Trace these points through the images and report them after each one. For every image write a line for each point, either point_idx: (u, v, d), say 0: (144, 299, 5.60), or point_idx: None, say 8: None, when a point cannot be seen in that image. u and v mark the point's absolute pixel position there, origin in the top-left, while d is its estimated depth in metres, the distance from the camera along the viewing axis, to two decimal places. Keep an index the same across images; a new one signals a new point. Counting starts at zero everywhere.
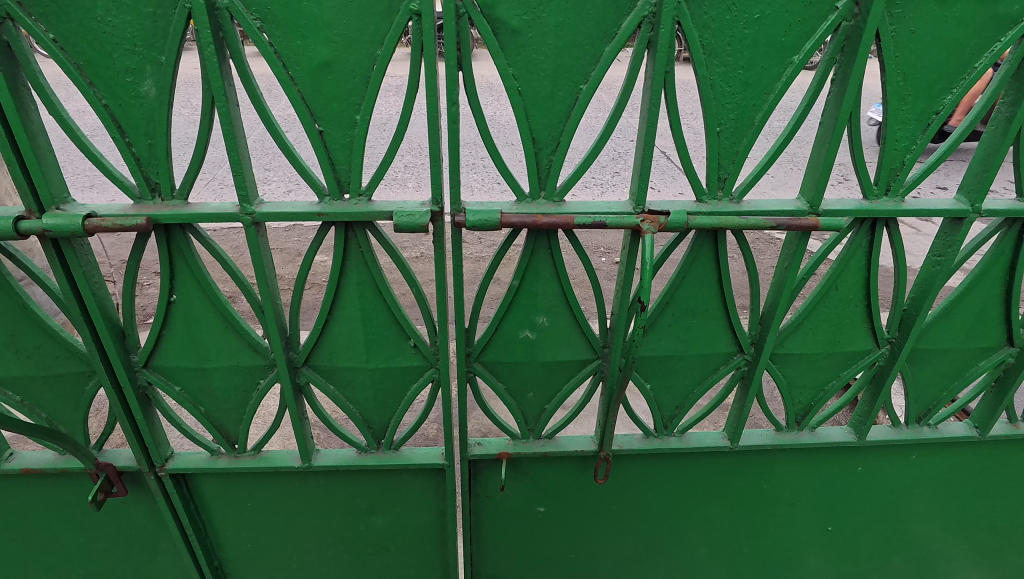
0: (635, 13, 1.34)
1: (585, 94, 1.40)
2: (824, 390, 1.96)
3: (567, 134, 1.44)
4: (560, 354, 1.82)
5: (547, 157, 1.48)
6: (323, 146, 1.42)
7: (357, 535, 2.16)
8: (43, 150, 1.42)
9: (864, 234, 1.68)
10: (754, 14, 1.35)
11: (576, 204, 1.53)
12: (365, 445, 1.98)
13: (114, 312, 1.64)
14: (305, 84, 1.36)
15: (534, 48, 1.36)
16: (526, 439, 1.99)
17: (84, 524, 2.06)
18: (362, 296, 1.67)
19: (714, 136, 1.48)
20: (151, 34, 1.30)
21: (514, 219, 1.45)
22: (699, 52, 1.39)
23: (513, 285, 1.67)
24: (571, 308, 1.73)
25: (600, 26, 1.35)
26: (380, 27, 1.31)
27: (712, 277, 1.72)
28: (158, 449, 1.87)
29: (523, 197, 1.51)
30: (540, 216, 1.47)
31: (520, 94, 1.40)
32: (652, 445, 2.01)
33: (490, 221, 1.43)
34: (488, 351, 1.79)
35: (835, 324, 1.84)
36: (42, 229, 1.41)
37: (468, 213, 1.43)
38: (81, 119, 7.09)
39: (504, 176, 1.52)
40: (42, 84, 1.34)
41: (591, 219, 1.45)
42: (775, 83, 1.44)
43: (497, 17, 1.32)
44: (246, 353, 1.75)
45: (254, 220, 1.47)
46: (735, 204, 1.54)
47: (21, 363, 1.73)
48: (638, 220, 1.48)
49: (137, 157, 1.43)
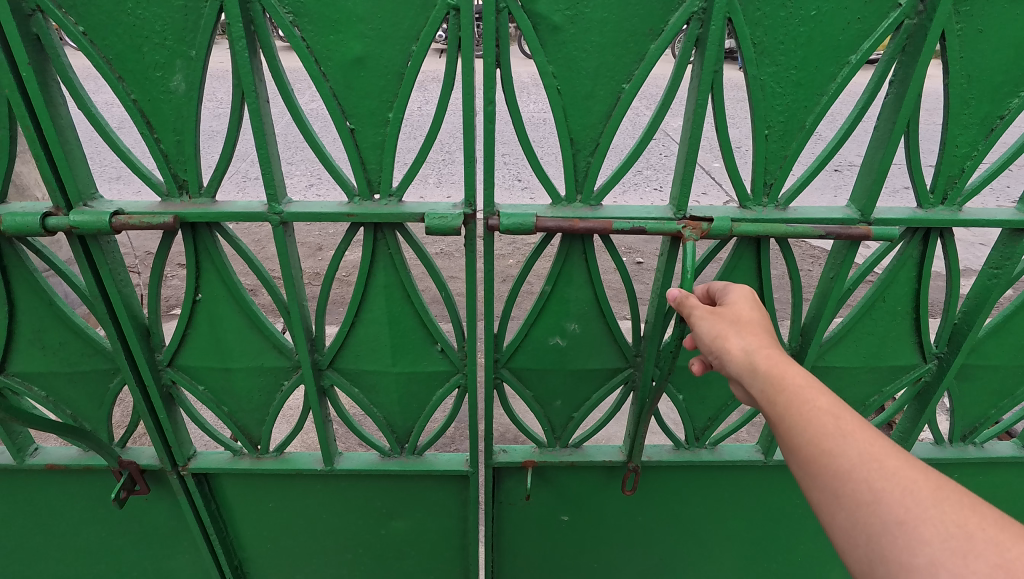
0: (683, 9, 1.27)
1: (628, 94, 1.34)
2: (865, 404, 1.88)
3: (608, 135, 1.38)
4: (590, 362, 1.76)
5: (585, 159, 1.42)
6: (355, 145, 1.38)
7: (376, 540, 2.13)
8: (71, 145, 1.39)
9: (916, 244, 1.59)
10: (810, 10, 1.28)
11: (614, 207, 1.46)
12: (389, 449, 1.94)
13: (139, 309, 1.62)
14: (337, 80, 1.31)
15: (574, 45, 1.30)
16: (552, 448, 1.94)
17: (104, 520, 2.05)
18: (389, 298, 1.62)
19: (762, 140, 1.41)
20: (182, 27, 1.26)
21: (549, 223, 1.39)
22: (750, 50, 1.31)
23: (545, 291, 1.62)
24: (603, 315, 1.67)
25: (644, 22, 1.28)
26: (416, 22, 1.26)
27: (753, 286, 1.64)
28: (181, 448, 1.85)
29: (559, 200, 1.46)
30: (577, 221, 1.41)
31: (559, 92, 1.34)
32: (682, 457, 1.95)
33: (525, 225, 1.38)
34: (516, 357, 1.73)
35: (880, 337, 1.75)
36: (69, 225, 1.38)
37: (501, 216, 1.38)
38: (108, 111, 7.20)
39: (540, 178, 1.46)
40: (71, 77, 1.32)
41: (629, 224, 1.40)
42: (829, 84, 1.36)
43: (538, 11, 1.26)
44: (270, 354, 1.72)
45: (282, 220, 1.43)
46: (781, 211, 1.47)
47: (46, 359, 1.72)
48: (680, 226, 1.42)
49: (165, 153, 1.40)
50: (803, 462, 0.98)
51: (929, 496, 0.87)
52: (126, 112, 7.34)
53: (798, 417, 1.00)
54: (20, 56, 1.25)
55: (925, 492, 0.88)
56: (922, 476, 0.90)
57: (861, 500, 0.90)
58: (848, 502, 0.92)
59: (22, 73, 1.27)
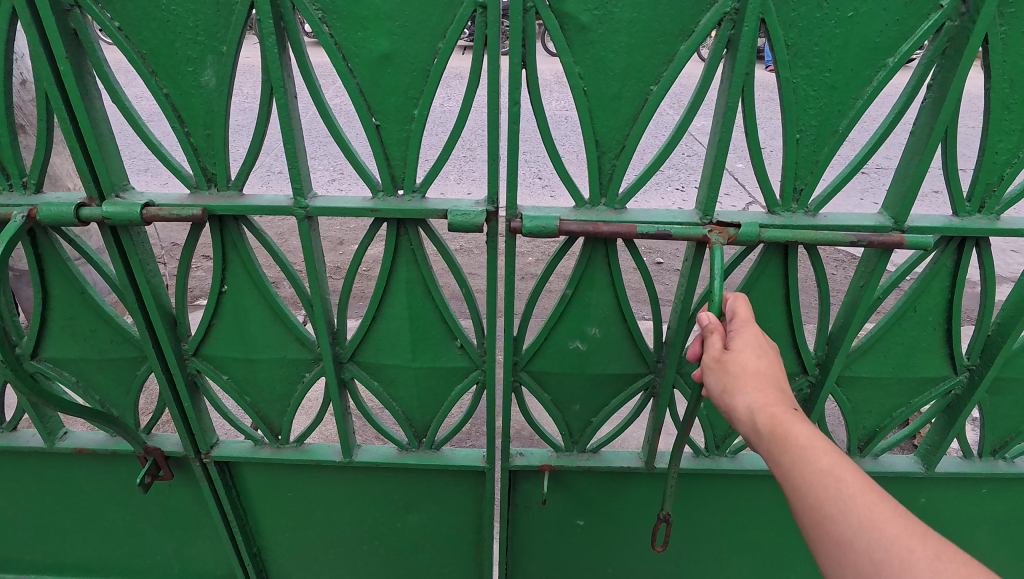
0: (715, 9, 1.26)
1: (655, 95, 1.33)
2: (890, 416, 1.85)
3: (633, 138, 1.38)
4: (610, 367, 1.75)
5: (610, 162, 1.42)
6: (379, 140, 1.39)
7: (392, 532, 2.15)
8: (105, 138, 1.42)
9: (950, 253, 1.56)
10: (848, 11, 1.26)
11: (638, 211, 1.46)
12: (406, 442, 1.95)
13: (166, 299, 1.65)
14: (363, 76, 1.32)
15: (603, 45, 1.29)
16: (570, 452, 1.93)
17: (130, 504, 2.10)
18: (410, 293, 1.64)
19: (793, 144, 1.39)
20: (213, 23, 1.28)
21: (573, 226, 1.39)
22: (785, 53, 1.29)
23: (566, 295, 1.62)
24: (623, 321, 1.67)
25: (675, 24, 1.27)
26: (442, 20, 1.27)
27: (780, 292, 1.62)
28: (204, 436, 1.89)
29: (582, 203, 1.45)
30: (600, 224, 1.40)
31: (585, 94, 1.34)
32: (702, 465, 1.93)
33: (548, 228, 1.38)
34: (535, 360, 1.73)
35: (910, 347, 1.72)
36: (101, 216, 1.42)
37: (525, 219, 1.38)
38: (139, 104, 7.37)
39: (564, 181, 1.45)
40: (106, 71, 1.35)
41: (655, 228, 1.39)
42: (865, 87, 1.34)
43: (567, 11, 1.26)
44: (293, 346, 1.74)
45: (307, 214, 1.45)
46: (811, 217, 1.45)
47: (78, 346, 1.76)
48: (706, 231, 1.40)
49: (195, 147, 1.42)
50: (808, 523, 1.01)
51: (929, 567, 0.91)
52: (155, 105, 7.48)
53: (806, 483, 1.01)
54: (59, 50, 1.28)
55: (923, 562, 0.91)
56: (920, 541, 0.93)
57: (862, 571, 0.94)
58: (851, 571, 0.95)
59: (61, 67, 1.30)
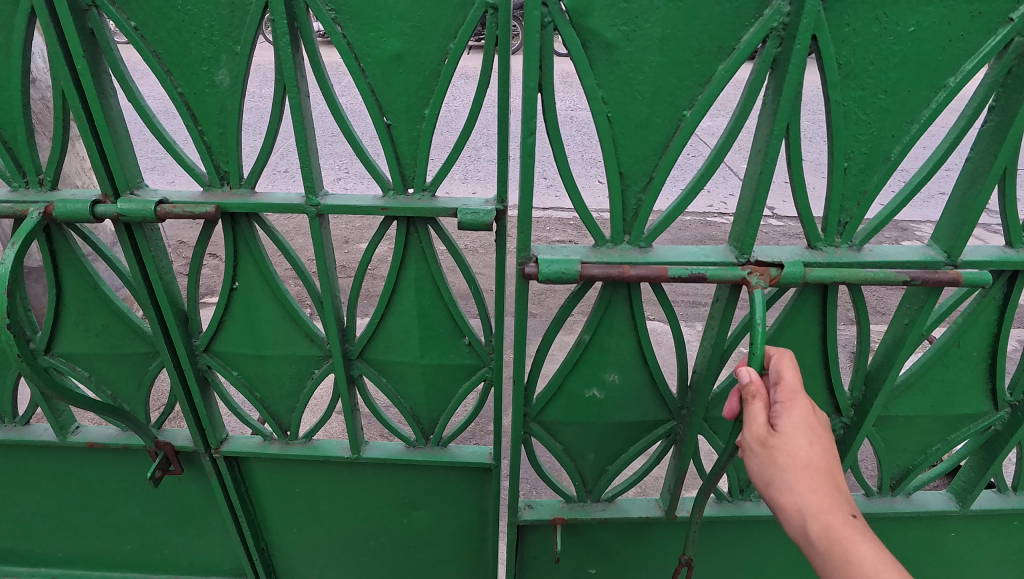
0: (762, 24, 1.26)
1: (689, 121, 1.34)
2: (926, 452, 1.86)
3: (662, 169, 1.40)
4: (629, 415, 1.77)
5: (636, 195, 1.44)
6: (390, 140, 1.40)
7: (399, 528, 2.17)
8: (120, 136, 1.44)
9: (1000, 289, 1.58)
10: (909, 26, 1.26)
11: (664, 251, 1.47)
12: (414, 439, 1.97)
13: (178, 296, 1.67)
14: (374, 75, 1.34)
15: (637, 63, 1.30)
16: (583, 503, 1.95)
17: (140, 498, 2.13)
18: (419, 291, 1.65)
19: (841, 172, 1.41)
20: (228, 23, 1.30)
21: (597, 272, 1.40)
22: (836, 72, 1.30)
23: (584, 341, 1.62)
24: (644, 369, 1.67)
25: (716, 40, 1.28)
26: (454, 20, 1.28)
27: (815, 329, 1.64)
28: (214, 431, 1.91)
29: (603, 242, 1.47)
30: (627, 268, 1.41)
31: (609, 120, 1.35)
32: (726, 510, 1.94)
33: (567, 272, 1.40)
34: (547, 411, 1.75)
35: (950, 384, 1.73)
36: (116, 213, 1.44)
37: (542, 263, 1.39)
38: (154, 101, 7.47)
39: (582, 215, 1.47)
40: (122, 70, 1.37)
41: (687, 271, 1.40)
42: (923, 110, 1.35)
43: (590, 27, 1.27)
44: (302, 343, 1.76)
45: (318, 212, 1.47)
46: (856, 252, 1.47)
47: (91, 341, 1.79)
48: (746, 272, 1.42)
49: (208, 145, 1.44)
50: None
51: None
52: (168, 101, 7.57)
53: None
54: (76, 48, 1.30)
55: None
56: None
57: None
58: None
59: (77, 66, 1.32)
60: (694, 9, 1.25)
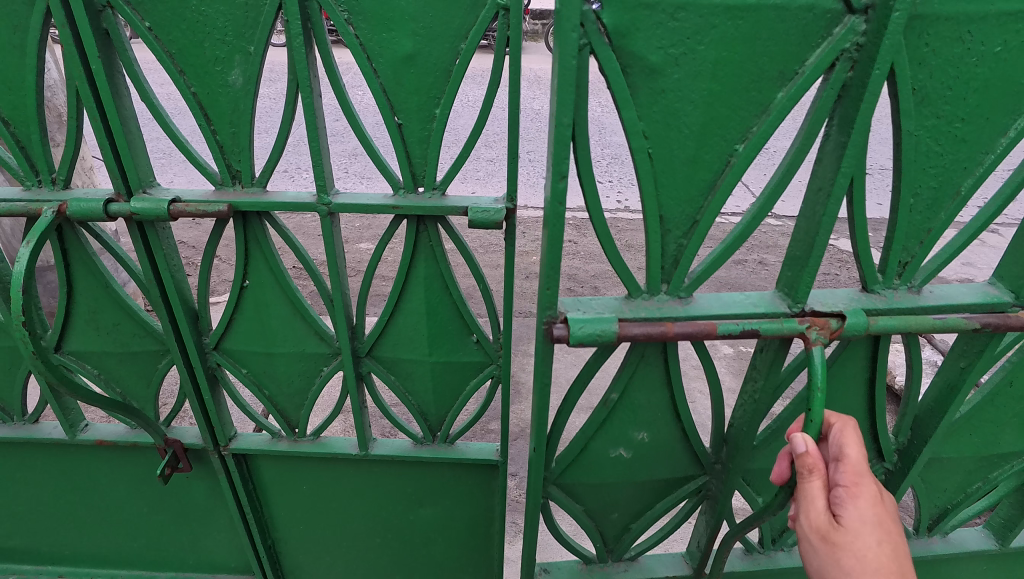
0: (831, 46, 1.20)
1: (743, 154, 1.29)
2: (964, 493, 1.89)
3: (710, 212, 1.36)
4: (654, 472, 1.79)
5: (678, 240, 1.41)
6: (401, 139, 1.42)
7: (406, 525, 2.18)
8: (133, 135, 1.46)
9: None
10: (997, 46, 1.21)
11: (704, 300, 1.45)
12: (421, 436, 1.98)
13: (189, 295, 1.69)
14: (386, 75, 1.35)
15: (692, 90, 1.24)
16: (603, 563, 1.97)
17: (147, 495, 2.14)
18: (428, 290, 1.67)
19: (907, 207, 1.38)
20: (242, 24, 1.31)
21: (636, 331, 1.37)
22: (909, 98, 1.24)
23: (612, 400, 1.61)
24: (673, 424, 1.69)
25: (779, 62, 1.22)
26: (464, 21, 1.30)
27: (862, 375, 1.66)
28: (223, 428, 1.92)
29: (639, 293, 1.44)
30: (670, 325, 1.37)
31: (654, 159, 1.30)
32: (756, 563, 1.97)
33: (607, 333, 1.36)
34: (571, 471, 1.74)
35: (995, 426, 1.76)
36: (129, 212, 1.45)
37: (572, 324, 1.35)
38: (167, 100, 7.58)
39: (617, 265, 1.44)
40: (136, 71, 1.38)
41: (737, 326, 1.37)
42: (999, 139, 1.32)
43: (632, 51, 1.20)
44: (312, 341, 1.78)
45: (329, 211, 1.49)
46: (915, 294, 1.48)
47: (101, 339, 1.80)
48: (803, 326, 1.40)
49: (220, 144, 1.45)
50: None
51: None
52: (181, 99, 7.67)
53: None
54: (91, 48, 1.31)
55: None
56: None
57: None
58: None
59: (92, 65, 1.33)
60: (755, 27, 1.18)
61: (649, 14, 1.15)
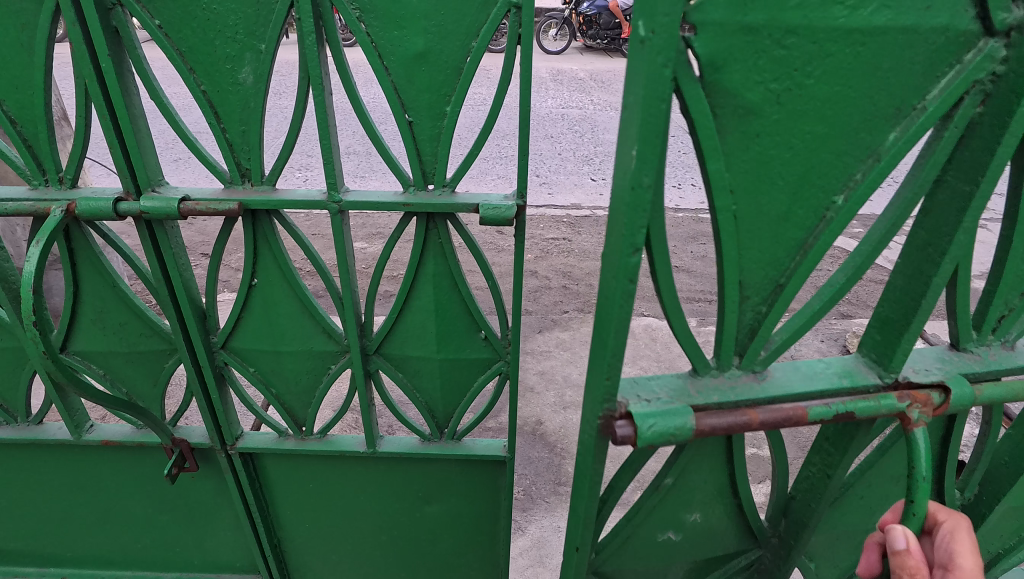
0: (967, 76, 0.94)
1: (844, 210, 1.01)
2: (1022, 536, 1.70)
3: (798, 279, 1.07)
4: (704, 550, 1.66)
5: (753, 308, 1.12)
6: (412, 137, 1.43)
7: (412, 522, 2.19)
8: (142, 134, 1.45)
9: None
10: None
11: (781, 374, 1.16)
12: (429, 433, 1.99)
13: (196, 294, 1.69)
14: (398, 74, 1.36)
15: (788, 133, 0.96)
16: None
17: (152, 495, 2.13)
18: (437, 288, 1.68)
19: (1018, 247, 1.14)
20: (252, 22, 1.31)
21: (716, 423, 1.04)
22: None
23: (666, 484, 1.48)
24: (727, 500, 1.57)
25: (895, 93, 0.95)
26: (476, 19, 1.31)
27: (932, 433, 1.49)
28: (230, 427, 1.92)
29: (704, 368, 1.14)
30: (755, 413, 1.05)
31: (734, 218, 1.02)
32: None
33: (683, 432, 1.03)
34: (618, 558, 1.59)
35: None
36: (139, 211, 1.45)
37: (640, 422, 1.01)
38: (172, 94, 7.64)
39: (680, 340, 1.12)
40: (146, 69, 1.38)
41: (830, 409, 1.09)
42: None
43: (724, 88, 0.91)
44: (320, 339, 1.78)
45: (340, 208, 1.49)
46: (1009, 351, 1.27)
47: (107, 339, 1.79)
48: (905, 404, 1.13)
49: (230, 142, 1.45)
50: None
51: None
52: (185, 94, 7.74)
53: None
54: (100, 46, 1.31)
55: None
56: None
57: None
58: None
59: (102, 63, 1.33)
60: (880, 53, 0.91)
61: (747, 40, 0.88)
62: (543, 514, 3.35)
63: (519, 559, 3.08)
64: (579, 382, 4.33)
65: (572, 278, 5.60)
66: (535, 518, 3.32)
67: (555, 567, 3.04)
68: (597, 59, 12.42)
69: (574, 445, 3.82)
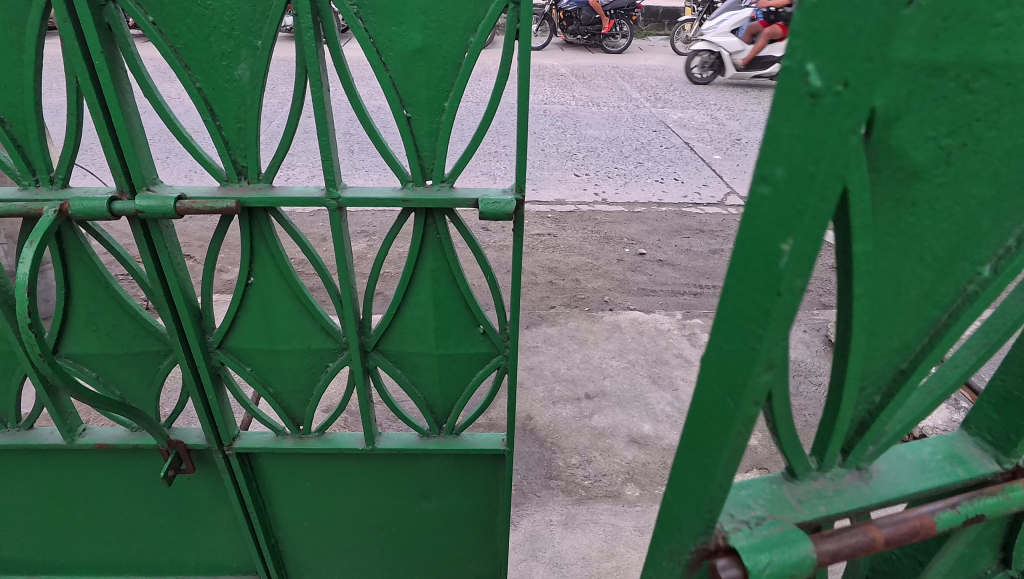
0: None
1: (994, 282, 0.91)
2: None
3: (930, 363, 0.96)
4: None
5: (868, 397, 1.02)
6: (410, 133, 1.43)
7: (410, 518, 2.19)
8: (136, 132, 1.44)
9: None
10: None
11: (885, 475, 1.06)
12: (427, 429, 2.00)
13: (192, 293, 1.67)
14: (396, 69, 1.36)
15: (946, 200, 0.85)
16: None
17: (147, 498, 2.11)
18: (435, 283, 1.69)
19: None
20: (247, 18, 1.31)
21: (837, 549, 0.90)
22: None
23: None
24: None
25: None
26: (474, 15, 1.31)
27: None
28: (227, 428, 1.91)
29: (804, 474, 1.02)
30: (877, 532, 0.93)
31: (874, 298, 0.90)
32: None
33: (803, 568, 0.89)
34: None
35: None
36: (135, 210, 1.44)
37: (752, 564, 0.88)
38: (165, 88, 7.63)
39: (787, 446, 0.98)
40: (139, 66, 1.36)
41: (958, 515, 0.98)
42: None
43: (890, 144, 0.76)
44: (318, 336, 1.77)
45: (338, 205, 1.49)
46: None
47: (100, 341, 1.77)
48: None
49: (226, 140, 1.44)
50: None
51: None
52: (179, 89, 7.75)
53: None
54: (93, 44, 1.29)
55: None
56: None
57: None
58: None
59: (95, 61, 1.31)
60: None
61: (931, 82, 0.74)
62: (535, 508, 3.38)
63: (513, 553, 3.10)
64: (567, 377, 4.37)
65: (558, 274, 5.64)
66: (528, 513, 3.35)
67: (548, 560, 3.08)
68: (577, 55, 12.47)
69: (564, 439, 3.85)
